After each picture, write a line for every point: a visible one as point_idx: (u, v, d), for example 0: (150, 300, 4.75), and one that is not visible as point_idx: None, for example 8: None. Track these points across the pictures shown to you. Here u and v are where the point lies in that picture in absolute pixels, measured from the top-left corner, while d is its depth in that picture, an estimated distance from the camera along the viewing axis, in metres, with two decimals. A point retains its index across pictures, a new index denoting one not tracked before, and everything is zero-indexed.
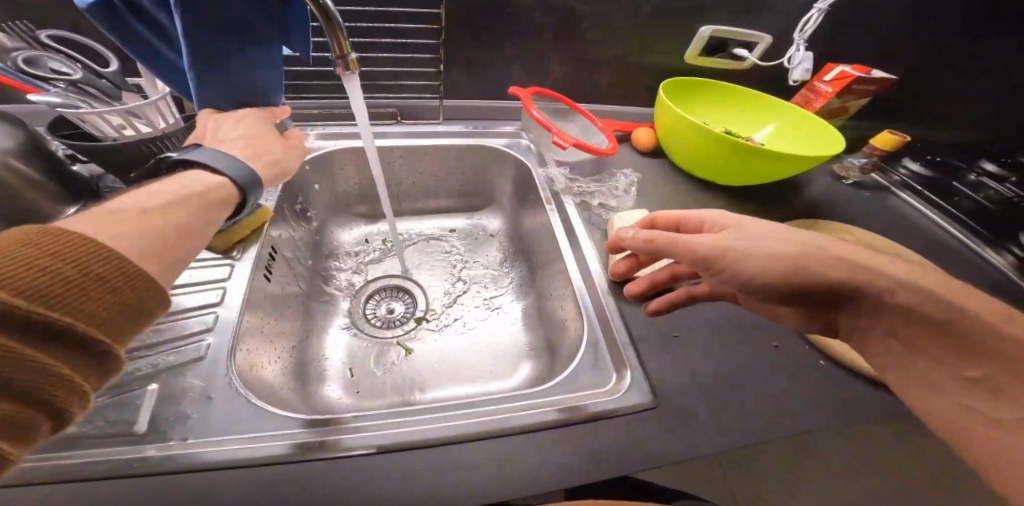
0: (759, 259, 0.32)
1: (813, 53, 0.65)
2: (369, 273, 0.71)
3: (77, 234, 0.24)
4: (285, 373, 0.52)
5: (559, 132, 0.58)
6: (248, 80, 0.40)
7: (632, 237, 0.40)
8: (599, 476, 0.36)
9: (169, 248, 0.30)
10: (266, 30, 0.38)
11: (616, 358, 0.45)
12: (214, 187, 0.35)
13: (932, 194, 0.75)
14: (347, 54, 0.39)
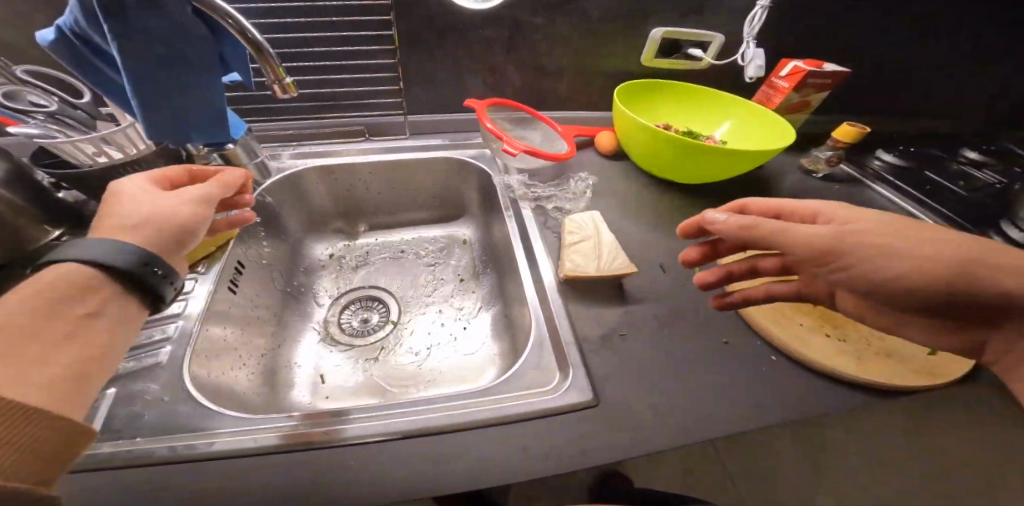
0: (904, 261, 0.31)
1: (763, 50, 0.67)
2: (345, 286, 0.73)
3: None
4: (252, 380, 0.54)
5: (509, 140, 0.60)
6: (187, 104, 0.44)
7: (725, 222, 0.37)
8: (531, 472, 0.36)
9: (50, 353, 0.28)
10: (198, 57, 0.42)
11: (559, 356, 0.45)
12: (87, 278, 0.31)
13: (907, 185, 0.72)
14: (283, 79, 0.42)
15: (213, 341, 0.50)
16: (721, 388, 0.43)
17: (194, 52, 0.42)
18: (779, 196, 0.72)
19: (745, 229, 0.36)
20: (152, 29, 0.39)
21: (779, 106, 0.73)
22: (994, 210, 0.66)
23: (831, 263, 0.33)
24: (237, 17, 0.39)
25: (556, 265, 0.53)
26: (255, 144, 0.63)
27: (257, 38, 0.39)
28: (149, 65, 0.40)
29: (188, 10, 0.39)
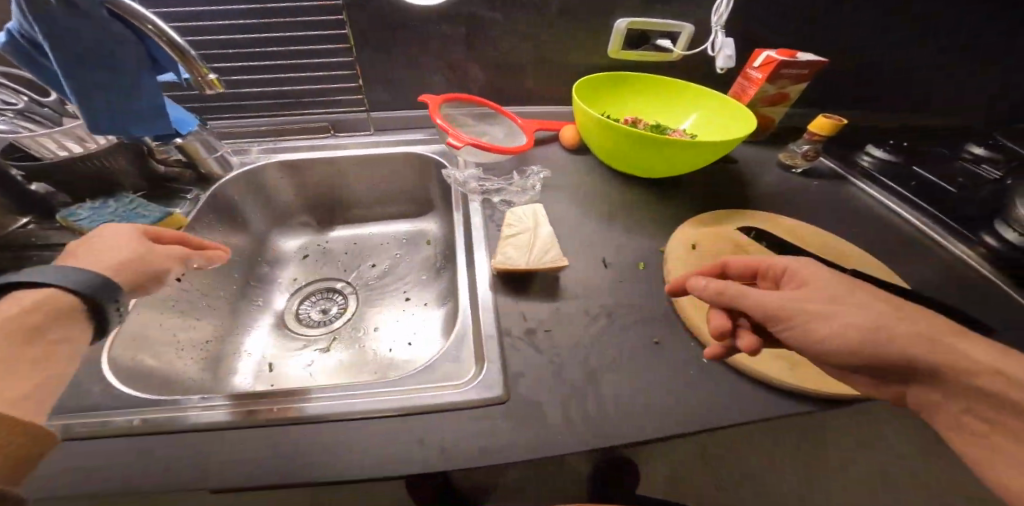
0: (844, 325, 0.32)
1: (733, 39, 0.63)
2: (309, 277, 0.74)
3: None
4: (197, 362, 0.55)
5: (455, 133, 0.59)
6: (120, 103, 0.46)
7: (702, 287, 0.39)
8: (420, 464, 0.36)
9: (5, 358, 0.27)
10: (128, 60, 0.44)
11: (476, 351, 0.44)
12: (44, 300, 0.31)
13: (892, 182, 0.68)
14: (206, 76, 0.43)
15: (146, 325, 0.50)
16: (642, 388, 0.41)
17: (121, 52, 0.44)
18: (751, 193, 0.68)
19: (717, 295, 0.38)
20: (77, 32, 0.41)
21: (754, 99, 0.69)
22: (982, 212, 0.62)
23: (780, 327, 0.35)
24: (158, 23, 0.41)
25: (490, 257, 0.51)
26: (215, 140, 0.64)
27: (180, 43, 0.41)
28: (80, 69, 0.42)
29: (103, 11, 0.41)
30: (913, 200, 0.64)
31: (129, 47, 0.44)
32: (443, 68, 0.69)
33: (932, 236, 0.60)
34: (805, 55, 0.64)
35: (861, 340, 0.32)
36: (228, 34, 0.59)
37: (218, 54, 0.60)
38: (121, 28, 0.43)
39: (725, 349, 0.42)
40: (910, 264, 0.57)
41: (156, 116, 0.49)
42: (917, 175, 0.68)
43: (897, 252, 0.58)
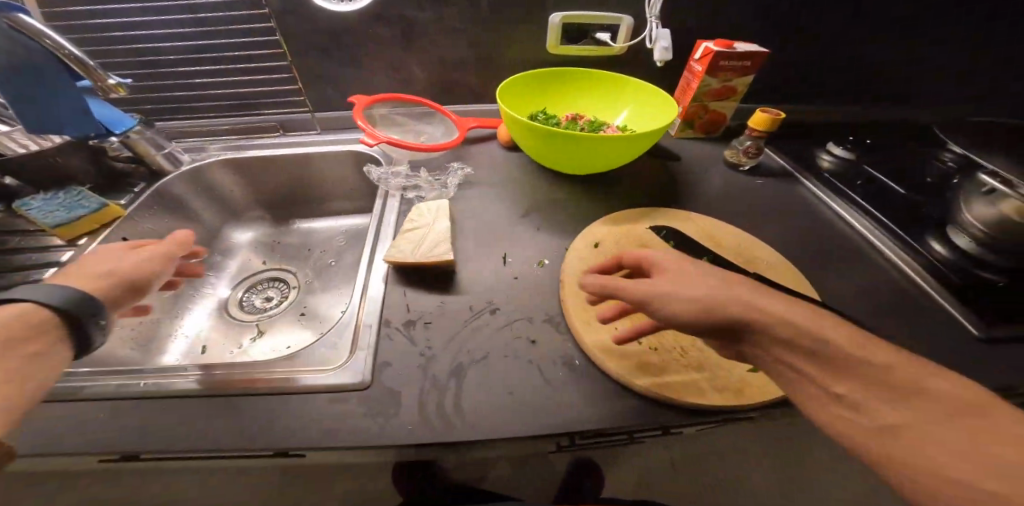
0: (682, 298, 0.34)
1: (668, 30, 0.63)
2: (262, 265, 0.76)
3: None
4: (130, 339, 0.57)
5: (370, 131, 0.61)
6: (52, 110, 0.55)
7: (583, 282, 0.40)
8: (261, 445, 0.36)
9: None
10: (50, 72, 0.52)
11: (353, 340, 0.45)
12: (20, 316, 0.33)
13: (842, 183, 0.64)
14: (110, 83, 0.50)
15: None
16: (507, 381, 0.41)
17: (37, 61, 0.51)
18: (689, 192, 0.64)
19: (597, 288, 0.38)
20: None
21: (698, 92, 0.67)
22: (932, 216, 0.58)
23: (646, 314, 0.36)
24: (55, 39, 0.47)
25: (389, 245, 0.52)
26: (163, 140, 0.68)
27: (80, 56, 0.48)
28: (8, 83, 0.51)
29: (4, 25, 0.47)
30: (861, 202, 0.60)
31: (41, 56, 0.50)
32: (382, 67, 0.72)
33: (875, 241, 0.56)
34: (743, 47, 0.62)
35: (696, 307, 0.34)
36: (172, 40, 0.63)
37: (166, 61, 0.65)
38: (28, 39, 0.49)
39: (598, 354, 0.43)
40: (842, 270, 0.53)
41: (87, 119, 0.58)
42: (872, 177, 0.65)
43: (829, 254, 0.55)
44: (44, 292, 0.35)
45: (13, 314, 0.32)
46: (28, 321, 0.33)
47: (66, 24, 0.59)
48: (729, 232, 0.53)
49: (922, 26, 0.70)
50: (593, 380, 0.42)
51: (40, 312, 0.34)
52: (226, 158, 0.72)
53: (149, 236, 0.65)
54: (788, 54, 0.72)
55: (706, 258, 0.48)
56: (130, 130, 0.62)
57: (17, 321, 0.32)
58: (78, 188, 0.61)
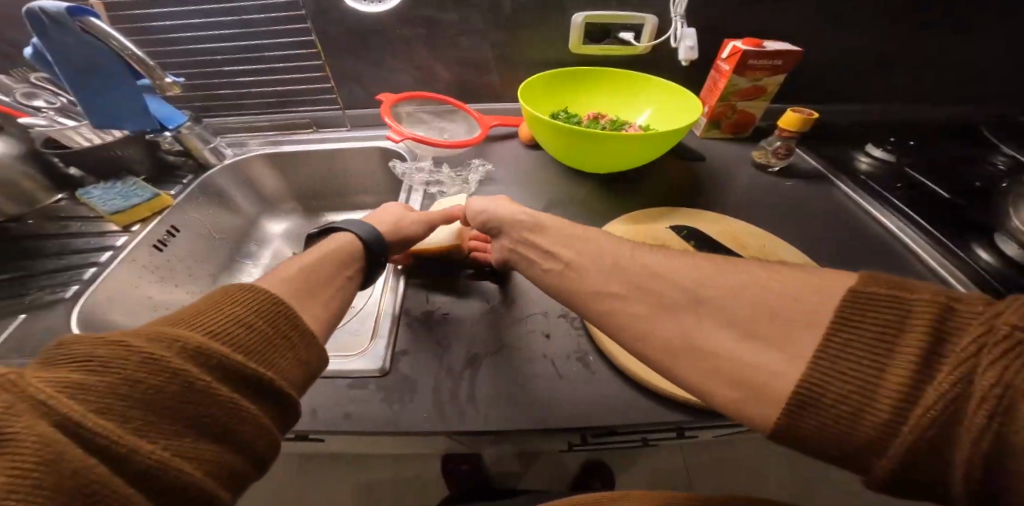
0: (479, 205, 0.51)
1: (693, 29, 0.63)
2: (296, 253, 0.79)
3: (258, 294, 0.31)
4: None
5: (395, 127, 0.64)
6: (116, 106, 0.61)
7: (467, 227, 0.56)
8: (286, 423, 0.39)
9: (321, 285, 0.37)
10: (114, 71, 0.58)
11: (374, 329, 0.47)
12: (344, 244, 0.43)
13: (880, 187, 0.61)
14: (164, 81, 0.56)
15: (124, 285, 0.59)
16: (518, 374, 0.42)
17: (105, 62, 0.57)
18: (711, 194, 0.63)
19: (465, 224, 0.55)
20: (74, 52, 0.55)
21: (725, 91, 0.66)
22: (979, 223, 0.55)
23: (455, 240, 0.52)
24: (120, 40, 0.53)
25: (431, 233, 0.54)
26: (210, 135, 0.72)
27: (140, 55, 0.54)
28: (81, 81, 0.57)
29: (77, 28, 0.53)
30: (900, 207, 0.58)
31: (105, 55, 0.56)
32: (409, 67, 0.74)
33: (915, 250, 0.54)
34: (773, 46, 0.61)
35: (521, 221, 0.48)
36: (218, 42, 0.68)
37: (214, 59, 0.70)
38: (97, 39, 0.55)
39: (612, 352, 0.43)
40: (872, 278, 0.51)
41: (142, 114, 0.63)
42: (915, 180, 0.62)
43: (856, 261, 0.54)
44: (364, 227, 0.46)
45: (342, 240, 0.43)
46: (348, 247, 0.43)
47: (129, 26, 0.66)
48: (753, 234, 0.52)
49: (967, 20, 0.67)
50: (604, 377, 0.42)
51: (355, 243, 0.44)
52: (265, 153, 0.76)
53: (192, 225, 0.69)
54: (819, 51, 0.70)
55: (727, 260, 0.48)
56: (181, 126, 0.67)
57: (340, 247, 0.42)
58: (132, 178, 0.67)
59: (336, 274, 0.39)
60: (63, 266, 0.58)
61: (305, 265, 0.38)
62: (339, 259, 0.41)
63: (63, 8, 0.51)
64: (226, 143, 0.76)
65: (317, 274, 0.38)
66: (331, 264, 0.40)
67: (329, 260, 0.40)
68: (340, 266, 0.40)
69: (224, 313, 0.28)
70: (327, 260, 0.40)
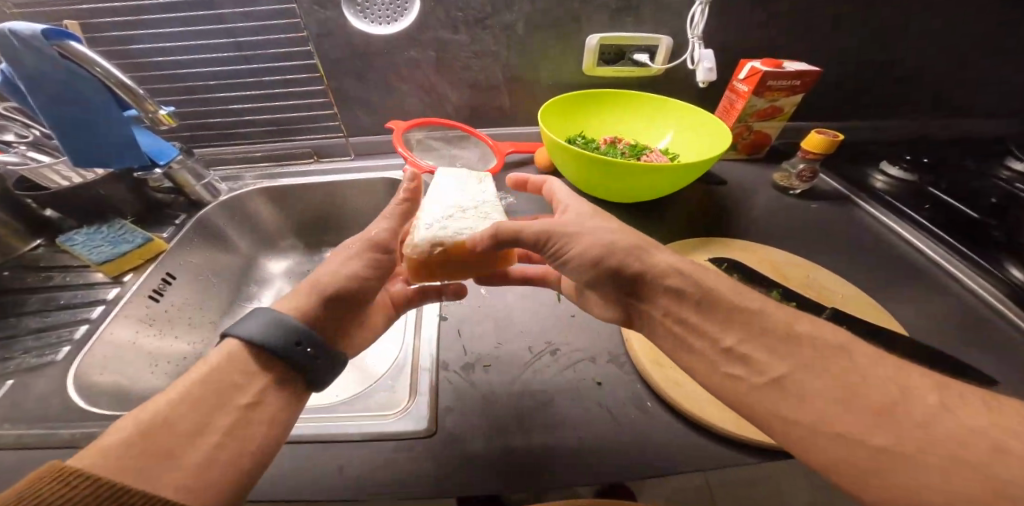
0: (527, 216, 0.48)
1: (712, 50, 0.61)
2: None
3: (82, 481, 0.25)
4: (170, 377, 0.56)
5: (412, 160, 0.61)
6: (96, 141, 0.54)
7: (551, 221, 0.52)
8: (333, 499, 0.36)
9: (204, 437, 0.31)
10: (96, 97, 0.51)
11: (412, 383, 0.45)
12: (229, 358, 0.35)
13: (903, 205, 0.62)
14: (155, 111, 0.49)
15: (120, 341, 0.54)
16: (574, 424, 0.41)
17: (83, 92, 0.50)
18: (737, 217, 0.63)
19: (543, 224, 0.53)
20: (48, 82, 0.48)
21: (743, 113, 0.65)
22: (1003, 239, 0.56)
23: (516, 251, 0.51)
24: (104, 65, 0.47)
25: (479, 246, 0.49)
26: (203, 168, 0.67)
27: (127, 82, 0.47)
28: (59, 113, 0.51)
29: (53, 52, 0.46)
30: (928, 225, 0.59)
31: (89, 85, 0.50)
32: (417, 92, 0.71)
33: (948, 267, 0.55)
34: (791, 66, 0.60)
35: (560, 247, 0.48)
36: (209, 67, 0.63)
37: (204, 85, 0.64)
38: (78, 66, 0.49)
39: (673, 395, 0.42)
40: (904, 301, 0.52)
41: (131, 148, 0.56)
42: (934, 196, 0.63)
43: (888, 282, 0.54)
44: (263, 321, 0.37)
45: (223, 350, 0.36)
46: (244, 360, 0.36)
47: (107, 49, 0.59)
48: (792, 263, 0.53)
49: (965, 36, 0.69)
50: (664, 424, 0.41)
51: (246, 354, 0.36)
52: (262, 187, 0.71)
53: (191, 269, 0.64)
54: None
55: (776, 293, 0.49)
56: (172, 160, 0.61)
57: (230, 364, 0.35)
58: (120, 221, 0.61)
59: (226, 408, 0.33)
60: (49, 323, 0.53)
61: (167, 410, 0.31)
62: (221, 385, 0.34)
63: (38, 31, 0.45)
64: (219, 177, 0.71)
65: (182, 422, 0.31)
66: (211, 396, 0.33)
67: (205, 394, 0.33)
68: (224, 397, 0.33)
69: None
70: (209, 391, 0.33)
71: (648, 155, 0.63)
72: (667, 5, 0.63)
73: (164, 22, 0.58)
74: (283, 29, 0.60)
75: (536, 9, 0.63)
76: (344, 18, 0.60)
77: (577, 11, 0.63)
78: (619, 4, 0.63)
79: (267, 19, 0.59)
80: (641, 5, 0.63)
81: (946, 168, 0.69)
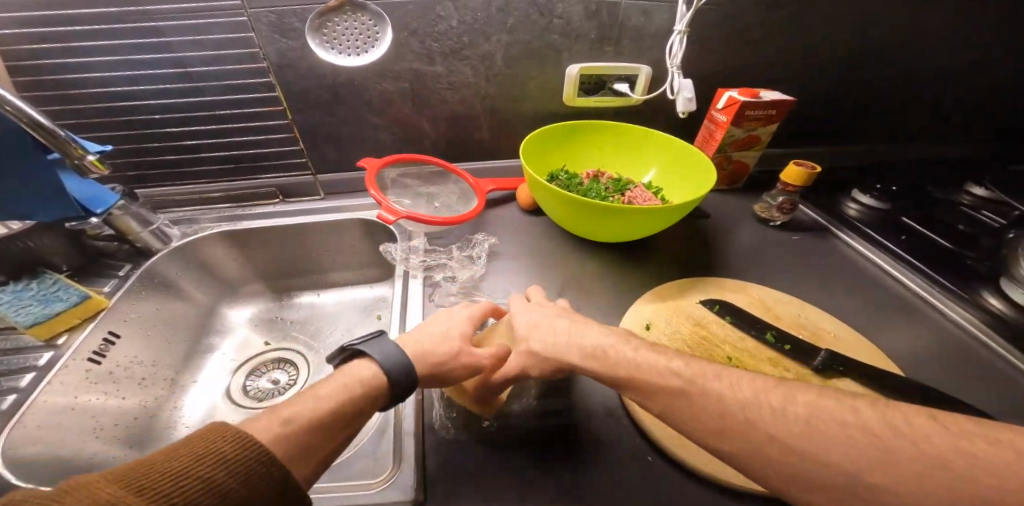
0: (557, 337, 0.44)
1: (691, 80, 0.60)
2: (273, 339, 0.68)
3: (237, 429, 0.28)
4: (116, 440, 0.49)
5: (386, 204, 0.56)
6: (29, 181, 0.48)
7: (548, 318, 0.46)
8: None
9: (318, 442, 0.32)
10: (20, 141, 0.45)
11: (395, 452, 0.40)
12: (365, 380, 0.36)
13: (878, 234, 0.65)
14: (83, 157, 0.43)
15: (56, 409, 0.47)
16: (575, 486, 0.38)
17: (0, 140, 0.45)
18: (722, 250, 0.62)
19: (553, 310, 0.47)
20: None
21: (723, 143, 0.65)
22: (974, 268, 0.58)
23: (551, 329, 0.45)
24: (16, 103, 0.38)
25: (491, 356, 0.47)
26: (150, 212, 0.60)
27: (43, 122, 0.39)
28: None
29: None
30: (906, 256, 0.61)
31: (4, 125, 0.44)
32: (391, 126, 0.67)
33: (927, 297, 0.56)
34: (768, 96, 0.60)
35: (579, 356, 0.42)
36: (157, 99, 0.57)
37: (147, 119, 0.58)
38: None
39: (674, 451, 0.40)
40: (885, 331, 0.52)
41: (60, 198, 0.50)
42: (905, 225, 0.66)
43: (873, 313, 0.55)
44: (388, 353, 0.38)
45: (364, 371, 0.37)
46: (374, 386, 0.36)
47: (36, 80, 0.53)
48: (783, 300, 0.54)
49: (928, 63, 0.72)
50: (665, 481, 0.39)
51: (381, 380, 0.37)
52: (222, 230, 0.66)
53: (138, 323, 0.58)
54: None
55: (769, 335, 0.49)
56: (112, 207, 0.55)
57: (367, 385, 0.36)
58: (52, 275, 0.52)
59: (345, 428, 0.33)
60: None
61: (319, 414, 0.32)
62: (357, 407, 0.35)
63: None
64: (169, 221, 0.65)
65: (328, 428, 0.32)
66: (343, 412, 0.34)
67: (347, 410, 0.34)
68: (355, 416, 0.34)
69: (198, 475, 0.25)
70: (344, 407, 0.34)
71: (632, 190, 0.61)
72: (647, 34, 0.62)
73: (99, 52, 0.52)
74: (241, 59, 0.56)
75: (515, 40, 0.61)
76: (309, 49, 0.57)
77: (556, 42, 0.62)
78: (599, 34, 0.61)
79: (222, 49, 0.55)
80: (621, 35, 0.62)
81: (914, 196, 0.73)
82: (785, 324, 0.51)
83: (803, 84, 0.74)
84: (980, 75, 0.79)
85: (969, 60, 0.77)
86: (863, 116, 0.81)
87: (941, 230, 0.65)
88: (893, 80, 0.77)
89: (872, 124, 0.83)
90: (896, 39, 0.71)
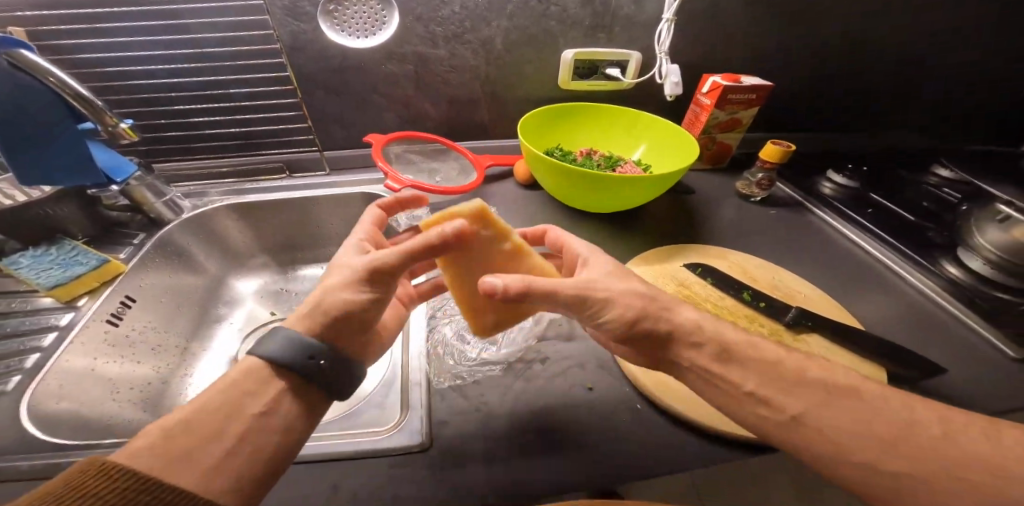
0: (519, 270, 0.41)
1: (678, 65, 0.64)
2: (280, 310, 0.71)
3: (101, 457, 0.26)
4: (133, 401, 0.52)
5: (392, 175, 0.60)
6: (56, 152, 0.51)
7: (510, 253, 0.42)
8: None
9: (198, 445, 0.29)
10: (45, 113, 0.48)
11: (403, 399, 0.44)
12: (245, 371, 0.33)
13: (850, 210, 0.69)
14: (116, 125, 0.45)
15: (77, 369, 0.49)
16: (570, 425, 0.42)
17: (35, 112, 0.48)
18: (707, 224, 0.67)
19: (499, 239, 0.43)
20: None
21: (707, 124, 0.69)
22: (935, 239, 0.63)
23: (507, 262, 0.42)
24: (59, 75, 0.43)
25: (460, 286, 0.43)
26: (163, 185, 0.63)
27: (83, 92, 0.43)
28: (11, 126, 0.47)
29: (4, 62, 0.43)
30: (874, 229, 0.66)
31: (41, 95, 0.47)
32: (395, 107, 0.70)
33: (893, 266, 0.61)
34: (749, 80, 0.64)
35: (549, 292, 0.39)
36: (171, 77, 0.60)
37: (159, 97, 0.61)
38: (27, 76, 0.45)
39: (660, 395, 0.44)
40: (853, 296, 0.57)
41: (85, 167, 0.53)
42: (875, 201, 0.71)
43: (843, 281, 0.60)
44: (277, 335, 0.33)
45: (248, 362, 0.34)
46: (255, 375, 0.33)
47: (55, 57, 0.55)
48: (761, 266, 0.59)
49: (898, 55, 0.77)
50: (652, 422, 0.43)
51: (263, 366, 0.33)
52: (229, 203, 0.69)
53: (150, 291, 0.60)
54: None
55: (746, 294, 0.53)
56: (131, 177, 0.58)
57: (245, 377, 0.33)
58: (70, 241, 0.55)
59: (235, 420, 0.31)
60: None
61: (193, 415, 0.30)
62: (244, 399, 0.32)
63: None
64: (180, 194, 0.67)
65: (208, 426, 0.30)
66: (226, 406, 0.31)
67: (224, 405, 0.31)
68: (241, 408, 0.31)
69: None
70: (227, 403, 0.31)
71: (623, 166, 0.65)
72: (637, 22, 0.67)
73: (117, 32, 0.55)
74: (253, 40, 0.59)
75: (513, 25, 0.64)
76: (320, 31, 0.60)
77: (552, 28, 0.66)
78: (593, 21, 0.66)
79: (235, 31, 0.58)
80: (613, 23, 0.66)
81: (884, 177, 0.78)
82: (762, 286, 0.56)
83: (784, 73, 0.79)
84: (981, 75, 0.86)
85: (971, 59, 0.83)
86: (840, 105, 0.86)
87: (907, 207, 0.70)
88: (892, 73, 0.83)
89: (848, 113, 0.88)
90: (869, 33, 0.76)
